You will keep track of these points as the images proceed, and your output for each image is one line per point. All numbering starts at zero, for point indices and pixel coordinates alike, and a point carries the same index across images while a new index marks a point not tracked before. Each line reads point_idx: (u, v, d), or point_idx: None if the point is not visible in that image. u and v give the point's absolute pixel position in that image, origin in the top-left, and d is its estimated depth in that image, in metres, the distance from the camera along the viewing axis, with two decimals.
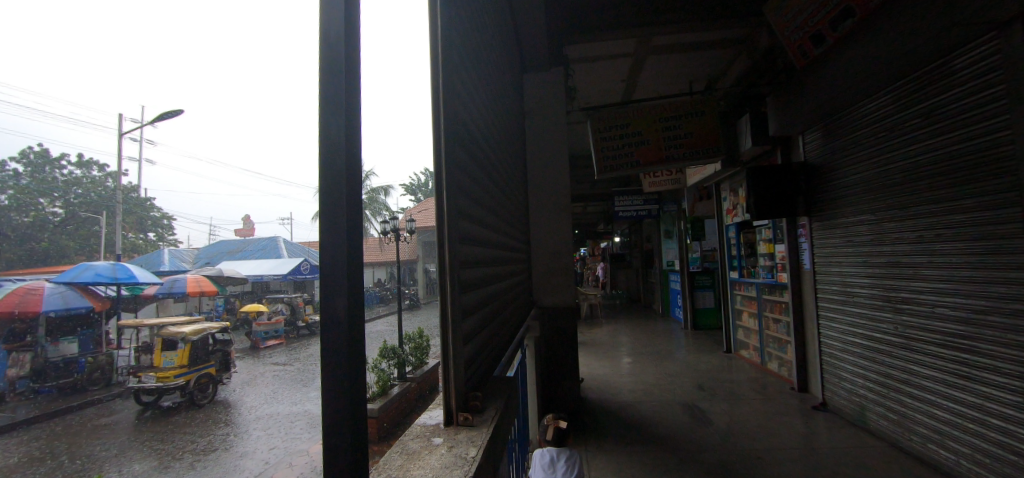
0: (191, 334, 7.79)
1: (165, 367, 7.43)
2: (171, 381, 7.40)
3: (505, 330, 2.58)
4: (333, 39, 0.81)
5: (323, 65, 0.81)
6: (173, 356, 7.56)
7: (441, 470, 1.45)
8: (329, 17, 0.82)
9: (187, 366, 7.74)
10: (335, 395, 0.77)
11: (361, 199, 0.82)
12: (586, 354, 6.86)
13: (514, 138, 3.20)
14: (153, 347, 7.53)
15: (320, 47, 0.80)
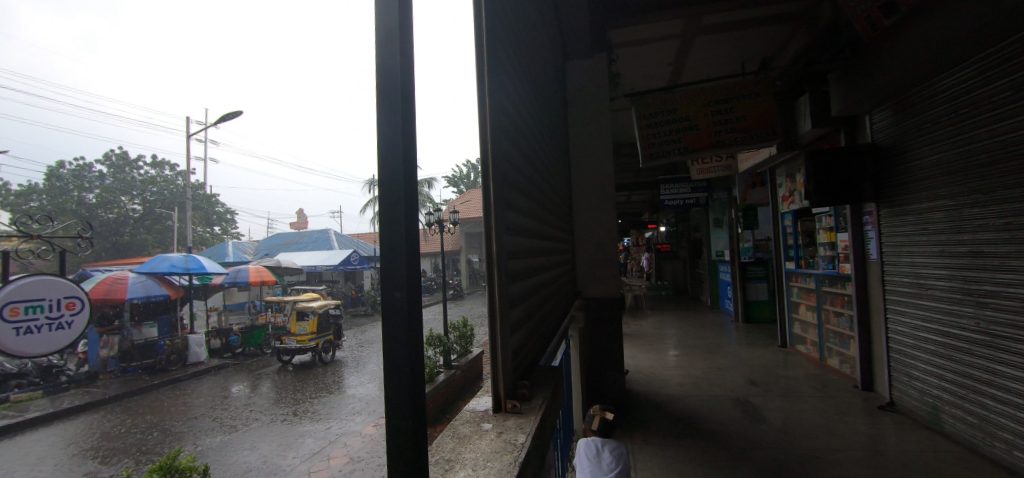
0: (318, 307, 9.05)
1: (301, 333, 8.90)
2: (306, 344, 8.88)
3: (551, 320, 2.59)
4: (391, 33, 0.83)
5: (378, 60, 0.83)
6: (306, 325, 8.90)
7: (491, 455, 1.49)
8: (385, 12, 0.84)
9: (317, 332, 9.17)
10: (396, 379, 0.80)
11: (418, 194, 0.83)
12: (631, 346, 6.75)
13: (557, 127, 3.16)
14: (289, 317, 8.90)
15: (378, 42, 0.82)
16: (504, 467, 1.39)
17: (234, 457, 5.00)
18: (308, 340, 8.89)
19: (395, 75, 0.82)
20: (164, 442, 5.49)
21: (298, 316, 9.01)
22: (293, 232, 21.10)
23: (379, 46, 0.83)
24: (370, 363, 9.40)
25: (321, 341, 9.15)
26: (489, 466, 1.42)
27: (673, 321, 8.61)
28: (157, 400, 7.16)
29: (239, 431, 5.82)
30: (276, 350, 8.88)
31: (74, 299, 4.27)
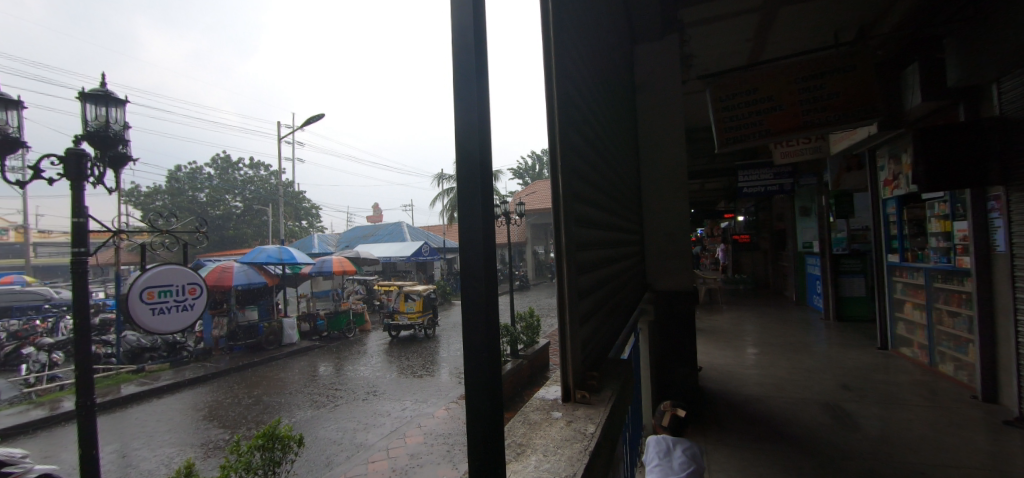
0: (422, 291, 10.83)
1: (410, 311, 10.70)
2: (415, 320, 10.65)
3: (620, 312, 2.56)
4: (467, 34, 0.87)
5: (455, 61, 0.87)
6: (414, 305, 10.70)
7: (561, 442, 1.50)
8: (461, 13, 0.88)
9: (422, 311, 10.91)
10: (475, 363, 0.85)
11: (495, 194, 0.84)
12: (704, 342, 6.43)
13: (625, 115, 3.06)
14: (400, 298, 10.74)
15: (456, 44, 0.87)
16: (574, 455, 1.40)
17: (322, 429, 5.52)
18: (417, 318, 10.60)
19: (471, 72, 0.85)
20: (262, 414, 6.15)
21: (406, 297, 10.82)
22: (370, 226, 22.60)
23: (456, 46, 0.88)
24: (445, 347, 9.99)
25: (425, 319, 10.84)
26: (559, 453, 1.43)
27: (752, 317, 8.05)
28: (259, 375, 8.09)
29: (327, 407, 6.37)
30: (389, 326, 10.70)
31: (194, 286, 4.93)
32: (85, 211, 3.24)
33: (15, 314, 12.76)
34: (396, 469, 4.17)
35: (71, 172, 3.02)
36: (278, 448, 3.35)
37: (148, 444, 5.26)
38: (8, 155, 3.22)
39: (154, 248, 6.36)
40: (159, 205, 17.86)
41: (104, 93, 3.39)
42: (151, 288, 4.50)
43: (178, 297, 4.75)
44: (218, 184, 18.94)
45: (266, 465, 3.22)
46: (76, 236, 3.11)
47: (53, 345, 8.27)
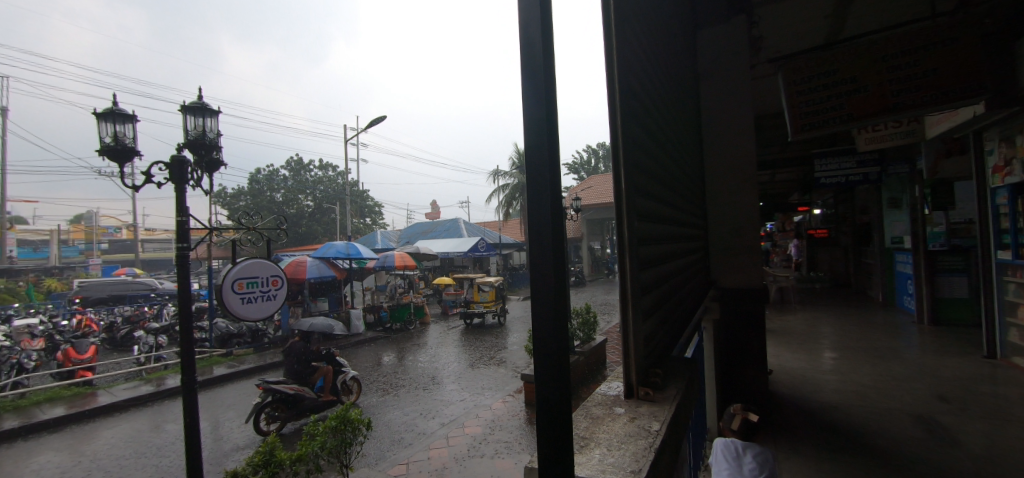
0: (493, 281, 11.97)
1: (484, 300, 11.86)
2: (490, 307, 11.80)
3: (685, 309, 2.49)
4: (533, 34, 0.91)
5: (523, 63, 0.92)
6: (487, 294, 11.84)
7: (625, 437, 1.50)
8: (527, 14, 0.92)
9: (493, 300, 12.04)
10: (545, 352, 0.88)
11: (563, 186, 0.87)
12: (774, 343, 6.05)
13: (688, 105, 2.93)
14: (474, 289, 11.91)
15: (523, 45, 0.92)
16: (640, 451, 1.38)
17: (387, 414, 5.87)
18: (491, 306, 11.70)
19: (539, 71, 0.89)
20: None
21: (480, 288, 11.98)
22: (430, 223, 23.47)
23: (523, 47, 0.93)
24: (504, 340, 10.23)
25: (497, 307, 11.95)
26: (623, 448, 1.43)
27: (830, 319, 7.46)
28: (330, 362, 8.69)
29: (391, 394, 6.71)
30: (466, 314, 11.85)
31: (276, 278, 5.35)
32: (187, 210, 3.64)
33: (129, 301, 14.64)
34: (456, 458, 4.31)
35: (175, 176, 3.40)
36: (349, 430, 3.58)
37: (235, 421, 5.80)
38: (126, 163, 3.67)
39: (241, 244, 7.00)
40: (243, 205, 19.73)
41: (202, 105, 3.78)
42: (243, 278, 5.00)
43: (261, 288, 5.18)
44: (292, 185, 20.49)
45: (338, 445, 3.47)
46: (179, 232, 3.50)
47: (158, 329, 9.39)
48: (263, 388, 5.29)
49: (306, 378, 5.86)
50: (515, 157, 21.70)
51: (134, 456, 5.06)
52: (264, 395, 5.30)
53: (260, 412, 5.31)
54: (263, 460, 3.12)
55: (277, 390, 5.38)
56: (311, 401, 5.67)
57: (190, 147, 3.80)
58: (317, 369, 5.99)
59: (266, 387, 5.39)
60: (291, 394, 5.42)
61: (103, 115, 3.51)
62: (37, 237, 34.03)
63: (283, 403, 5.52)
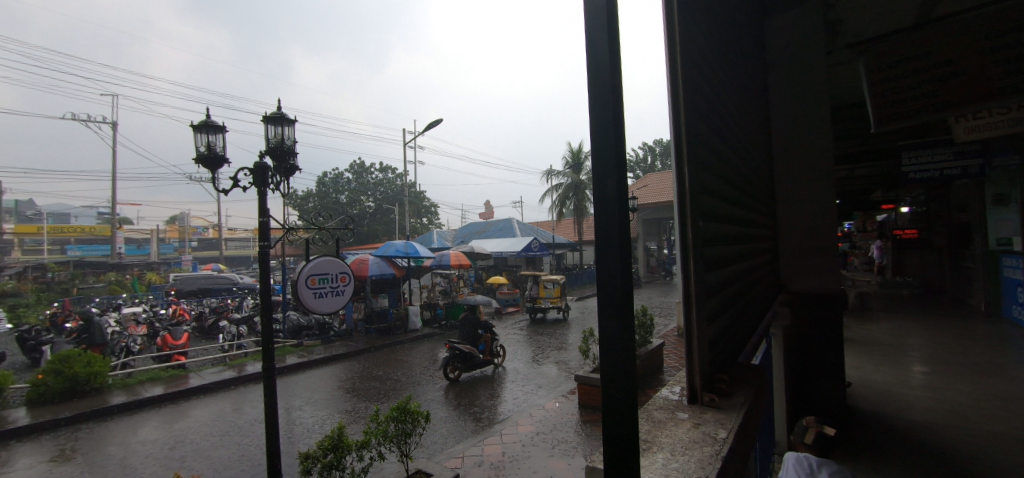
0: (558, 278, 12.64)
1: (550, 295, 12.57)
2: (557, 302, 12.51)
3: (752, 314, 2.38)
4: (601, 38, 0.94)
5: (590, 67, 0.95)
6: (553, 290, 12.54)
7: (689, 443, 1.46)
8: (595, 19, 0.96)
9: (559, 296, 12.73)
10: (611, 349, 0.90)
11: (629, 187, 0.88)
12: (853, 354, 5.57)
13: (756, 97, 2.78)
14: (540, 286, 12.61)
15: (591, 51, 0.95)
16: (705, 458, 1.34)
17: (506, 379, 7.38)
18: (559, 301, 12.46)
19: (608, 74, 0.92)
20: (393, 391, 6.85)
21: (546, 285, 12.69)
22: (484, 223, 23.91)
23: (590, 54, 0.96)
24: (561, 339, 10.28)
25: (562, 302, 12.63)
26: (687, 454, 1.39)
27: (919, 328, 6.74)
28: (388, 356, 9.09)
29: (447, 389, 6.90)
30: (533, 308, 12.58)
31: (344, 275, 5.70)
32: (268, 212, 3.96)
33: (216, 294, 16.18)
34: (509, 455, 4.37)
35: (258, 181, 3.72)
36: (409, 420, 3.71)
37: (304, 408, 6.22)
38: (217, 170, 4.08)
39: (312, 242, 7.53)
40: (312, 206, 21.18)
41: (280, 115, 4.12)
42: (316, 274, 5.39)
43: (330, 284, 5.54)
44: (355, 187, 21.74)
45: (400, 434, 3.64)
46: (261, 232, 3.82)
47: (239, 320, 10.28)
48: (450, 345, 7.39)
49: (473, 341, 7.99)
50: (569, 155, 21.53)
51: (220, 435, 5.57)
52: (451, 350, 7.38)
53: (448, 363, 7.40)
54: (332, 444, 3.31)
55: (457, 348, 7.45)
56: (478, 358, 7.71)
57: (270, 153, 4.14)
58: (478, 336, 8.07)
59: (451, 344, 7.48)
60: (469, 351, 7.48)
61: (199, 127, 3.92)
62: (141, 236, 38.43)
63: (460, 359, 7.56)
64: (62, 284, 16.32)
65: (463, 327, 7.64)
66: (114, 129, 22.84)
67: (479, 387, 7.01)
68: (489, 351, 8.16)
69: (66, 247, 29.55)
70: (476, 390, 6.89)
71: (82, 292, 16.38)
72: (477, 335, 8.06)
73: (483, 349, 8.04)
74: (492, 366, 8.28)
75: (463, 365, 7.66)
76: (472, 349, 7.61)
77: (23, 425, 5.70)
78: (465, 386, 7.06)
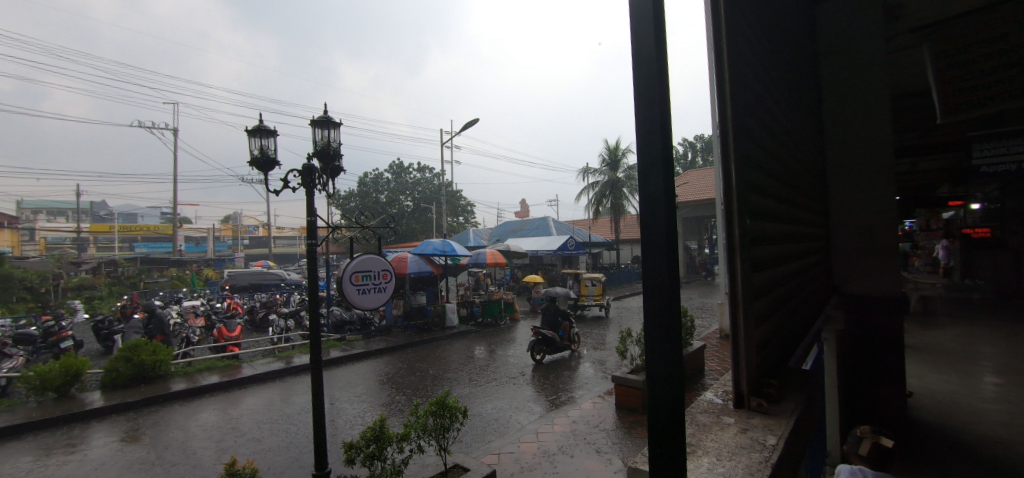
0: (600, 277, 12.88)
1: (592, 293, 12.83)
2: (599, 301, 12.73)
3: (803, 316, 2.28)
4: (649, 39, 0.95)
5: (637, 70, 0.96)
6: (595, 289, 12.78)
7: (736, 448, 1.42)
8: (641, 23, 0.97)
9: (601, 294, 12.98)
10: (657, 352, 0.90)
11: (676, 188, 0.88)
12: (914, 361, 5.20)
13: (807, 89, 2.63)
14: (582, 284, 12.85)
15: (638, 54, 0.96)
16: (754, 464, 1.31)
17: (568, 369, 7.81)
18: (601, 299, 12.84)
19: (654, 76, 0.92)
20: (430, 387, 7.00)
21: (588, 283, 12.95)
22: (519, 221, 24.00)
23: (637, 56, 0.97)
24: (599, 338, 10.18)
25: (604, 300, 12.85)
26: (734, 459, 1.36)
27: (992, 336, 6.19)
28: (426, 352, 9.30)
29: (483, 386, 6.97)
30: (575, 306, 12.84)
31: (386, 272, 5.87)
32: (315, 212, 4.14)
33: (265, 290, 17.08)
34: (545, 454, 4.37)
35: (306, 182, 3.91)
36: (447, 415, 3.77)
37: (346, 400, 6.46)
38: (269, 171, 4.32)
39: (355, 241, 7.82)
40: (354, 205, 21.96)
41: (327, 119, 4.30)
42: (360, 270, 5.58)
43: (373, 280, 5.72)
44: (395, 187, 22.40)
45: (438, 429, 3.70)
46: (309, 231, 4.00)
47: (286, 314, 10.82)
48: (536, 331, 8.08)
49: (556, 326, 8.61)
50: (605, 153, 21.17)
51: (269, 423, 5.88)
52: (536, 336, 8.08)
53: (534, 347, 8.17)
54: (374, 435, 3.42)
55: (542, 335, 8.18)
56: (560, 344, 8.36)
57: (317, 156, 4.33)
58: (561, 322, 8.69)
59: (537, 330, 8.25)
60: (553, 337, 8.18)
61: (253, 131, 4.15)
62: (199, 234, 41.12)
63: (545, 343, 8.32)
64: (131, 279, 17.72)
65: (547, 315, 8.27)
66: (175, 134, 24.51)
67: (562, 370, 7.73)
68: (569, 337, 8.75)
69: (135, 244, 32.03)
70: (557, 373, 7.62)
71: (148, 286, 17.73)
72: (560, 321, 8.66)
73: (565, 335, 8.71)
74: (570, 350, 8.93)
75: (546, 348, 8.39)
76: (556, 335, 8.30)
77: (97, 407, 6.24)
78: (549, 369, 7.85)
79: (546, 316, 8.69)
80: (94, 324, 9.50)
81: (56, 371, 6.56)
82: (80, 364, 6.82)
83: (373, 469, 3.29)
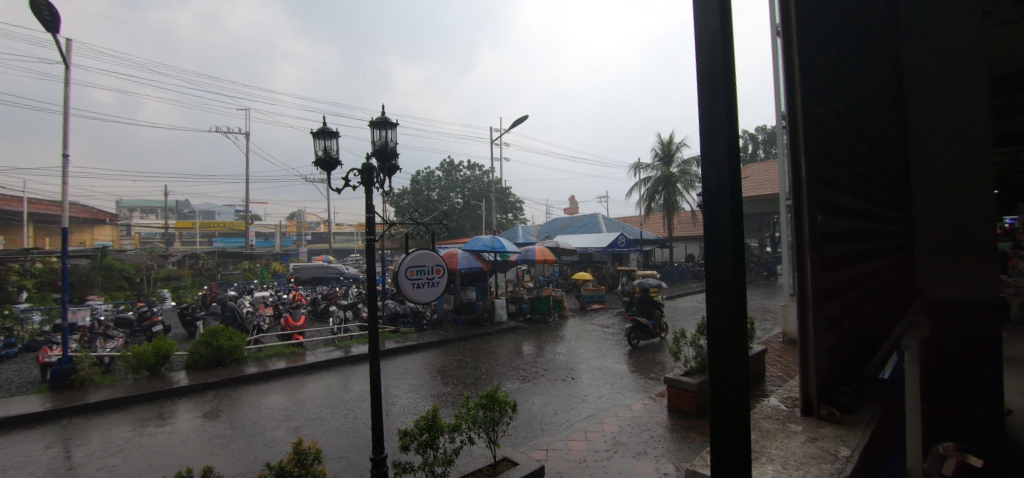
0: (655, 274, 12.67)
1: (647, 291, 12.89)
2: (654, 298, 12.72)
3: (882, 319, 2.09)
4: (714, 37, 0.94)
5: (702, 67, 0.95)
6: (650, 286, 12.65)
7: (804, 458, 1.40)
8: (706, 17, 0.96)
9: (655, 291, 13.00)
10: (722, 353, 0.90)
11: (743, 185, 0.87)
12: (1017, 375, 4.63)
13: (887, 71, 2.40)
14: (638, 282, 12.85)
15: (702, 52, 0.95)
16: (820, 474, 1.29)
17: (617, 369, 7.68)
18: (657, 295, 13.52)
19: (720, 69, 0.91)
20: (479, 381, 7.14)
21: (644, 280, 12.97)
22: (568, 218, 23.87)
23: (702, 51, 0.96)
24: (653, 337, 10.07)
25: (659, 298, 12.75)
26: (801, 469, 1.34)
27: None
28: (476, 346, 9.49)
29: (532, 382, 7.02)
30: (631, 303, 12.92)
31: (440, 267, 6.02)
32: (373, 209, 4.34)
33: (326, 282, 18.18)
34: (595, 453, 4.34)
35: (366, 181, 4.11)
36: (497, 409, 3.84)
37: (400, 390, 6.74)
38: (332, 171, 4.58)
39: (409, 237, 8.12)
40: (407, 203, 22.81)
41: (384, 119, 4.48)
42: (414, 265, 5.80)
43: (426, 274, 5.90)
44: (446, 185, 23.08)
45: (488, 421, 3.79)
46: (367, 227, 4.20)
47: (346, 306, 11.47)
48: (633, 319, 8.98)
49: (648, 315, 9.50)
50: (658, 147, 20.51)
51: (331, 408, 6.26)
52: (633, 323, 8.98)
53: (630, 333, 9.07)
54: (428, 424, 3.56)
55: (637, 322, 9.08)
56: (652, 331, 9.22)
57: (376, 156, 4.54)
58: (652, 312, 9.54)
59: (632, 318, 9.14)
60: (647, 324, 9.05)
61: (318, 134, 4.42)
62: (269, 230, 44.42)
63: (639, 330, 9.21)
64: (210, 271, 19.46)
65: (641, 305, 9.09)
66: (248, 138, 26.61)
67: (653, 356, 8.50)
68: (660, 325, 9.61)
69: (214, 239, 35.19)
70: (647, 359, 8.34)
71: (225, 277, 19.43)
72: (653, 311, 9.53)
73: (656, 323, 9.55)
74: (658, 338, 9.77)
75: (640, 334, 9.28)
76: (649, 323, 9.16)
77: (182, 386, 6.94)
78: (642, 353, 8.67)
79: (639, 305, 9.58)
80: (180, 310, 10.63)
81: (148, 351, 7.34)
82: (168, 347, 7.59)
83: (425, 457, 3.41)
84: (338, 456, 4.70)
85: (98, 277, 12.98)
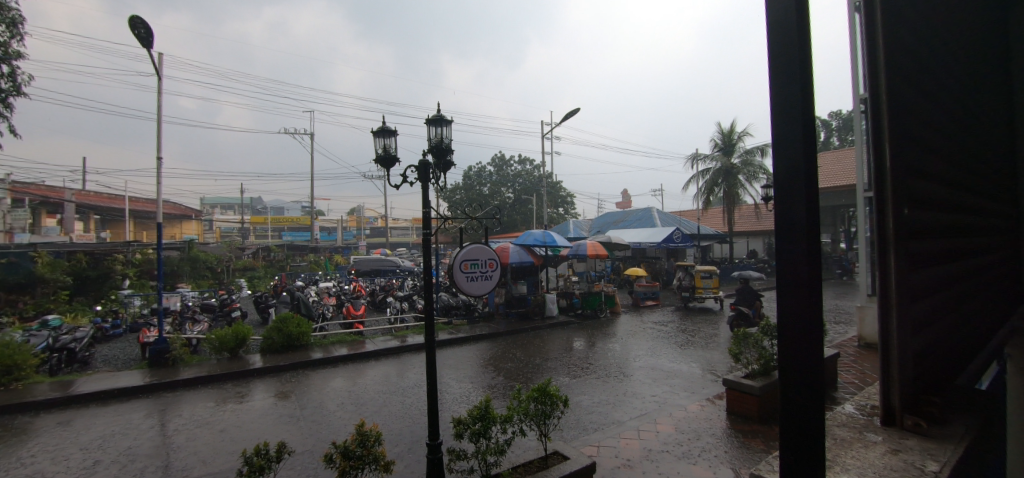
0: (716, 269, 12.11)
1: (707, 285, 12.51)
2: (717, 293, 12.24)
3: (981, 324, 1.89)
4: (789, 55, 0.98)
5: (777, 82, 1.00)
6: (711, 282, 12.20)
7: (886, 470, 1.57)
8: (784, 35, 1.00)
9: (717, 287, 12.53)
10: (794, 355, 0.93)
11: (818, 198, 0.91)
12: None
13: (989, 42, 2.12)
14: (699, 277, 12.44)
15: (777, 69, 1.00)
16: None
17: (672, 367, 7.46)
18: (718, 290, 13.01)
19: (795, 84, 0.96)
20: (531, 374, 7.21)
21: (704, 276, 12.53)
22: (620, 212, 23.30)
23: (776, 68, 1.01)
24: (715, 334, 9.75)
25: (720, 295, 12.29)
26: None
27: None
28: (527, 340, 9.55)
29: (583, 378, 6.98)
30: (689, 298, 12.56)
31: (493, 261, 6.12)
32: (429, 205, 4.48)
33: (383, 274, 19.04)
34: (649, 452, 4.28)
35: (422, 176, 4.25)
36: (548, 403, 3.86)
37: (455, 379, 6.98)
38: (391, 168, 4.78)
39: (462, 231, 8.30)
40: (459, 198, 23.31)
41: (440, 117, 4.62)
42: (468, 259, 5.95)
43: (480, 267, 6.02)
44: (497, 179, 23.36)
45: (540, 415, 3.81)
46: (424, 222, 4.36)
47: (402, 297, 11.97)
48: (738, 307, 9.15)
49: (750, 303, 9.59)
50: (718, 137, 19.42)
51: (389, 394, 6.60)
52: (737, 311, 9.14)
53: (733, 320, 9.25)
54: (481, 414, 3.65)
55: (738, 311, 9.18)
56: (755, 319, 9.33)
57: (433, 153, 4.67)
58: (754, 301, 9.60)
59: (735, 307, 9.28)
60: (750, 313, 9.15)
61: (378, 132, 4.63)
62: (331, 224, 47.12)
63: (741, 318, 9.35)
64: (281, 263, 20.99)
65: (742, 296, 9.23)
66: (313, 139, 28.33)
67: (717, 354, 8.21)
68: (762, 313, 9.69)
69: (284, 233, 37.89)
70: None
71: (293, 268, 20.87)
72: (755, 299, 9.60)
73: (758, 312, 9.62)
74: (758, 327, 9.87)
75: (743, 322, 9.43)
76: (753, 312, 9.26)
77: (257, 367, 7.59)
78: None
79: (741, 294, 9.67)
80: (256, 299, 11.60)
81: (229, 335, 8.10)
82: (246, 331, 8.31)
83: (478, 445, 3.51)
84: (394, 440, 4.94)
85: (186, 267, 14.41)
